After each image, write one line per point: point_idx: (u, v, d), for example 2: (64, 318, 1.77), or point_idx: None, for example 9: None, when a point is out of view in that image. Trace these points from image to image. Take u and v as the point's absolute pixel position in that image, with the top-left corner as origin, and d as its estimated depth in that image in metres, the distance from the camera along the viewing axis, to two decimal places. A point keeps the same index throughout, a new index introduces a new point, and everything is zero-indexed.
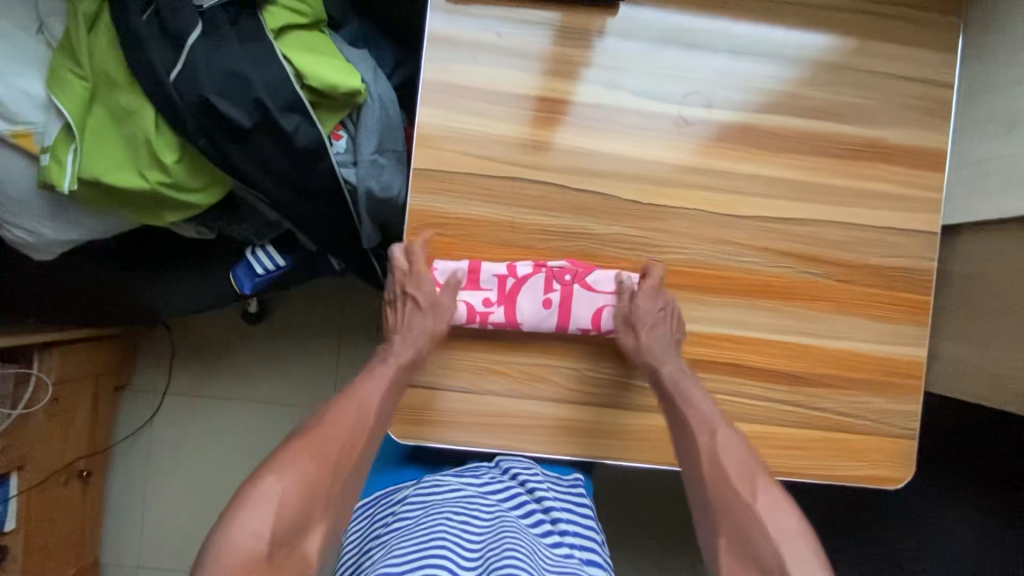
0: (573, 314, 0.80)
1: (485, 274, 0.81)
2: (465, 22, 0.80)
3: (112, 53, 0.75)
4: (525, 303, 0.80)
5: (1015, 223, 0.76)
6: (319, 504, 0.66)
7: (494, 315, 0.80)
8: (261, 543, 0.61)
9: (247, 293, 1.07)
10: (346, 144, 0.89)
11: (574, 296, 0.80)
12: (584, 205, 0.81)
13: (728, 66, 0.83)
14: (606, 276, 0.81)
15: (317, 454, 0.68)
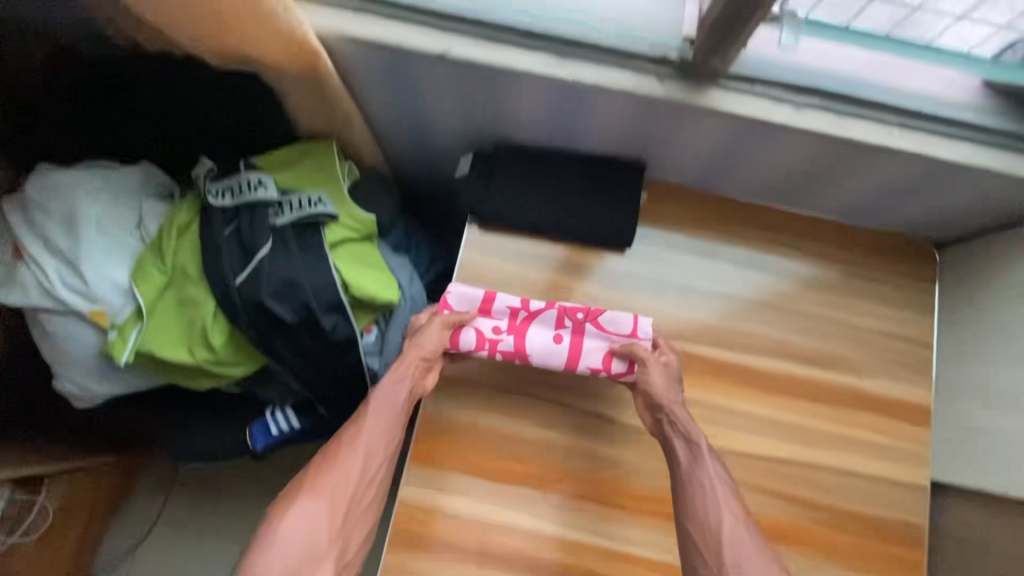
0: (582, 353, 0.85)
1: (500, 303, 0.86)
2: (494, 252, 0.92)
3: (192, 256, 0.88)
4: (536, 335, 0.85)
5: (1004, 497, 0.78)
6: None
7: (503, 344, 0.85)
8: (301, 541, 0.70)
9: (257, 449, 1.12)
10: (376, 338, 0.98)
11: (584, 335, 0.85)
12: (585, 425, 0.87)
13: (726, 308, 0.92)
14: (619, 318, 0.86)
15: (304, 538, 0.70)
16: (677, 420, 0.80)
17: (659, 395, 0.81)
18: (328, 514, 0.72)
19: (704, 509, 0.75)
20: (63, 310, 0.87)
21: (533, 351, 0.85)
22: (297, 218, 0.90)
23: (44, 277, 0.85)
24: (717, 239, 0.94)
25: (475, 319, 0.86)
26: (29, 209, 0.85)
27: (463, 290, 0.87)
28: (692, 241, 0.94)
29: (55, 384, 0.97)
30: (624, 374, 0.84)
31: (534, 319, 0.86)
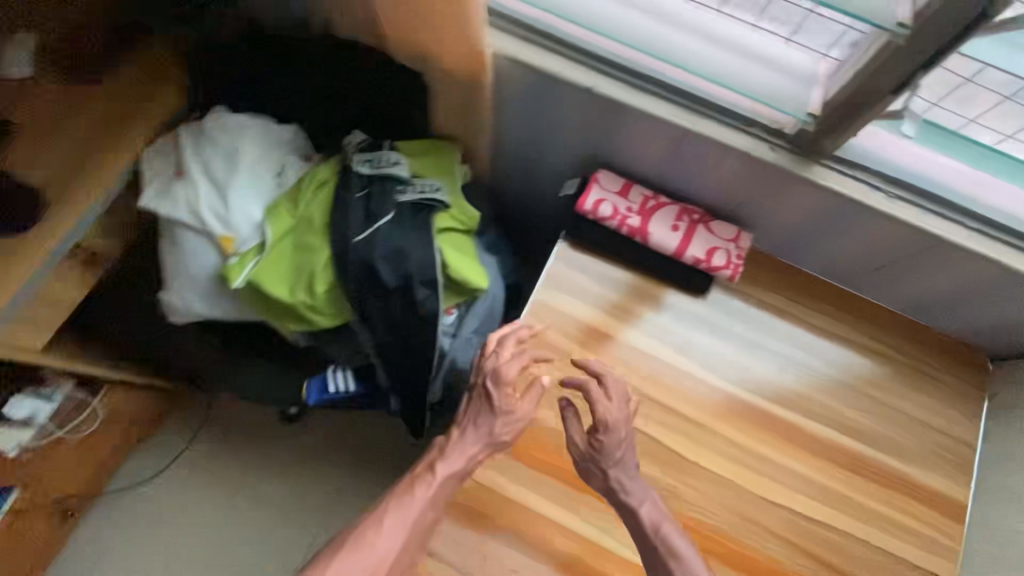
0: (690, 246, 0.94)
1: (635, 192, 0.97)
2: (576, 266, 1.00)
3: (322, 209, 0.99)
4: (658, 221, 0.95)
5: None
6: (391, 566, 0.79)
7: (631, 220, 0.95)
8: None
9: (311, 403, 1.21)
10: (454, 320, 1.06)
11: (696, 233, 0.95)
12: (636, 443, 0.92)
13: (785, 365, 0.97)
14: (727, 227, 0.96)
15: (387, 540, 0.79)
16: (625, 485, 0.83)
17: (613, 446, 0.83)
18: (397, 540, 0.80)
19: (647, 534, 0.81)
20: (199, 230, 0.98)
21: (651, 230, 0.95)
22: (417, 199, 1.01)
23: (195, 197, 0.96)
24: (789, 303, 1.00)
25: (612, 193, 0.96)
26: (201, 140, 0.98)
27: (609, 173, 0.98)
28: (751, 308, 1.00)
29: (161, 295, 1.07)
30: (722, 273, 0.95)
31: (660, 204, 0.97)
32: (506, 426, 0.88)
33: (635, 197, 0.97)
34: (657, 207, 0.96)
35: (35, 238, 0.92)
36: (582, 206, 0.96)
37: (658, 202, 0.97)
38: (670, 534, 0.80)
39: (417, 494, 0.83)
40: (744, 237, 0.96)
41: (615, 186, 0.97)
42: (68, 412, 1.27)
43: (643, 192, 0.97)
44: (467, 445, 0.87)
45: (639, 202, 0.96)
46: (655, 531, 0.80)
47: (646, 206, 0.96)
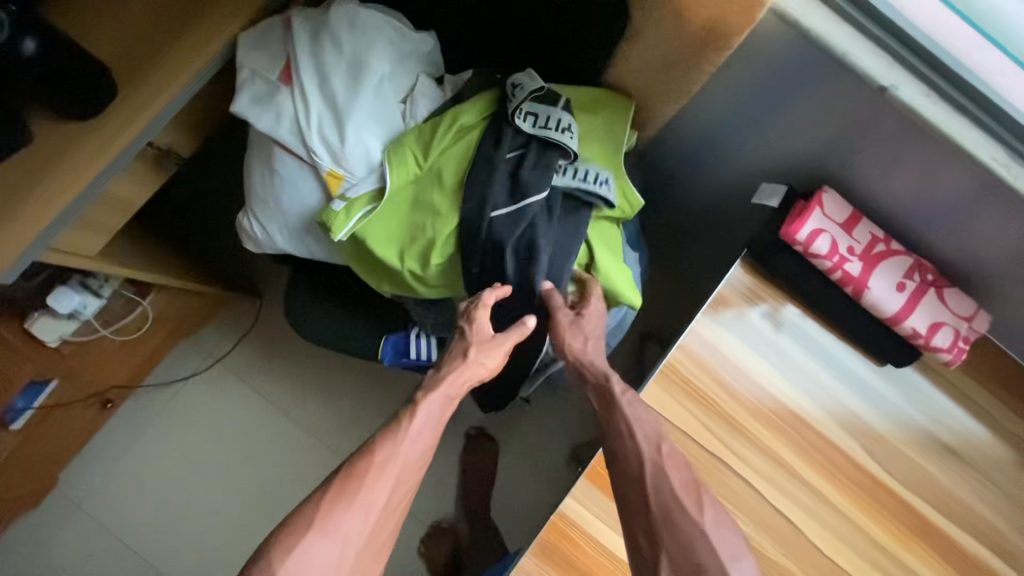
0: (914, 313, 0.75)
1: (862, 228, 0.75)
2: (747, 298, 0.81)
3: (457, 164, 0.77)
4: (882, 273, 0.75)
5: None
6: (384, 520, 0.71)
7: (850, 266, 0.74)
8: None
9: (385, 362, 1.06)
10: None
11: (925, 298, 0.75)
12: (772, 527, 0.78)
13: (970, 477, 0.80)
14: (964, 299, 0.76)
15: (372, 488, 0.71)
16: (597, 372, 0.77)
17: (585, 326, 0.78)
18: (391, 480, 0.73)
19: (631, 461, 0.69)
20: (302, 157, 0.77)
21: (872, 282, 0.74)
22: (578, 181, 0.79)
23: (304, 115, 0.75)
24: (998, 404, 0.81)
25: (834, 224, 0.75)
26: (323, 36, 0.75)
27: (834, 195, 0.76)
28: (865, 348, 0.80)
29: (240, 216, 0.89)
30: (939, 354, 0.76)
31: (889, 250, 0.75)
32: (488, 354, 0.81)
33: (859, 236, 0.75)
34: (885, 255, 0.75)
35: (105, 129, 0.73)
36: (791, 233, 0.74)
37: (887, 248, 0.75)
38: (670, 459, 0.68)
39: (403, 437, 0.75)
40: (980, 316, 0.76)
41: (840, 216, 0.75)
42: (117, 310, 1.16)
43: (870, 231, 0.76)
44: (450, 387, 0.79)
45: (863, 244, 0.75)
46: (656, 451, 0.69)
47: (871, 251, 0.75)
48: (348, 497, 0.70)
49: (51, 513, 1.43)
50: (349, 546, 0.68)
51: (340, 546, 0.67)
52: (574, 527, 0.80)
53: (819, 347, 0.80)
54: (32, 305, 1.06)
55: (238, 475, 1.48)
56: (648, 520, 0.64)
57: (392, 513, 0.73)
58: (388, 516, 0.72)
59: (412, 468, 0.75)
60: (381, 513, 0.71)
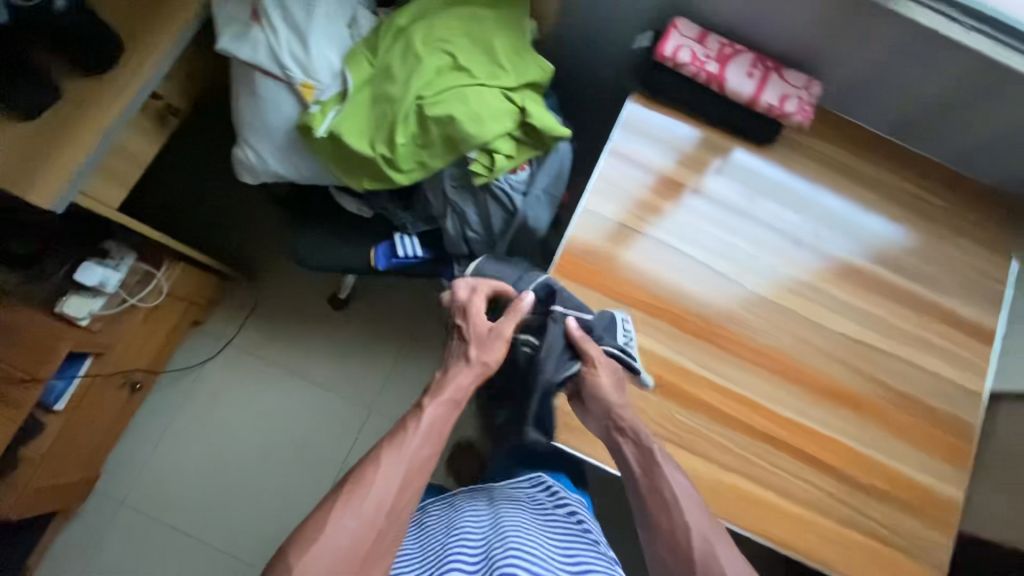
0: (764, 92, 0.99)
1: (711, 39, 1.00)
2: (649, 120, 1.03)
3: (400, 59, 1.00)
4: (733, 68, 0.99)
5: None
6: (409, 493, 0.81)
7: (708, 67, 0.99)
8: (340, 549, 0.74)
9: (380, 268, 1.23)
10: (525, 176, 1.09)
11: (769, 79, 1.00)
12: (703, 278, 0.99)
13: (843, 213, 1.03)
14: (798, 75, 1.01)
15: (390, 474, 0.81)
16: (620, 424, 0.86)
17: (608, 395, 0.87)
18: (371, 526, 0.77)
19: (663, 498, 0.81)
20: (279, 77, 0.99)
21: (727, 76, 0.99)
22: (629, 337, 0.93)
23: (275, 42, 0.97)
24: (851, 155, 1.06)
25: (690, 41, 0.99)
26: None
27: (686, 21, 1.00)
28: (768, 169, 1.04)
29: (235, 151, 1.09)
30: (792, 119, 1.00)
31: (735, 51, 1.00)
32: (488, 353, 0.92)
33: (711, 46, 1.00)
34: (732, 55, 1.00)
35: (119, 76, 0.93)
36: (660, 53, 0.99)
37: (734, 51, 1.01)
38: (679, 489, 0.82)
39: (421, 423, 0.86)
40: (814, 85, 1.01)
41: (694, 34, 1.00)
42: (134, 282, 1.31)
43: (719, 41, 1.01)
44: (457, 391, 0.90)
45: (715, 50, 1.00)
46: (673, 496, 0.81)
47: (723, 55, 1.00)
48: (381, 465, 0.81)
49: (96, 511, 1.52)
50: (371, 517, 0.77)
51: (375, 506, 0.78)
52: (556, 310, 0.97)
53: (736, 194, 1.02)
54: (66, 289, 1.23)
55: (266, 439, 1.60)
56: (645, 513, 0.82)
57: (395, 516, 0.79)
58: (369, 533, 0.76)
59: (419, 460, 0.83)
60: (400, 487, 0.80)
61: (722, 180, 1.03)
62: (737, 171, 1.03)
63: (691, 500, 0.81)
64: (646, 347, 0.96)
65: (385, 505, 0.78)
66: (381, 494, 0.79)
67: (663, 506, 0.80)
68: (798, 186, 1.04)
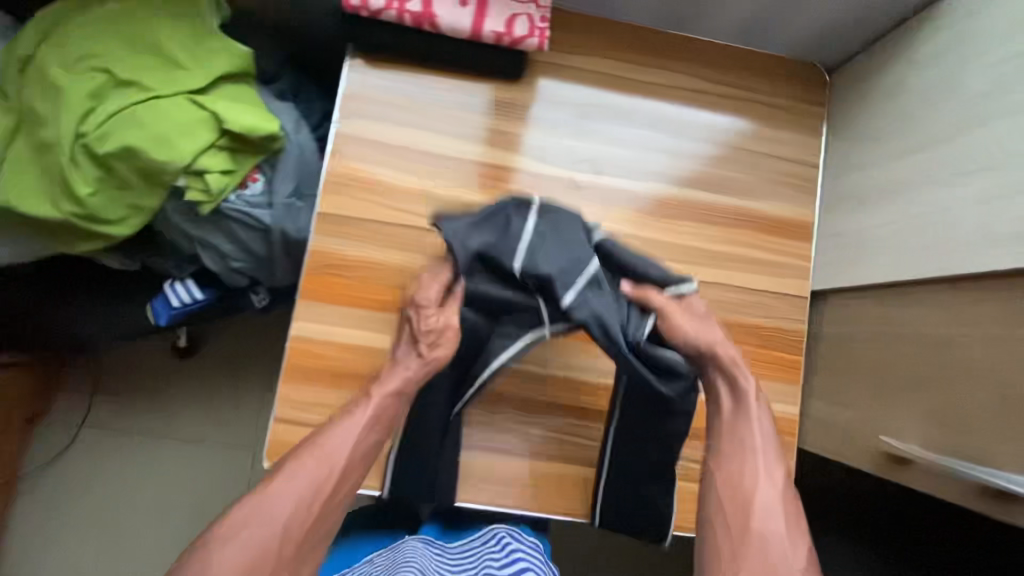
0: (486, 19, 0.82)
1: None
2: (376, 86, 0.87)
3: (41, 95, 0.82)
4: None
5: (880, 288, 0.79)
6: (343, 485, 0.69)
7: (410, 5, 0.81)
8: (254, 553, 0.61)
9: (163, 323, 1.09)
10: (262, 187, 0.93)
11: (489, 2, 0.83)
12: None
13: (621, 136, 0.91)
14: None
15: (324, 464, 0.68)
16: (736, 364, 0.78)
17: (697, 341, 0.77)
18: (302, 509, 0.64)
19: (755, 499, 0.69)
20: None
21: (438, 11, 0.82)
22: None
23: None
24: (618, 67, 0.92)
25: None
26: None
27: None
28: (569, 111, 0.91)
29: None
30: (529, 43, 0.84)
31: None
32: (432, 342, 0.77)
33: None
34: None
35: None
36: (348, 3, 0.80)
37: None
38: (772, 482, 0.70)
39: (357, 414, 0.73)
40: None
41: None
42: None
43: None
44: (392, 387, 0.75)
45: None
46: (773, 485, 0.70)
47: None
48: (313, 454, 0.68)
49: None
50: (303, 503, 0.65)
51: (309, 492, 0.66)
52: (310, 341, 0.82)
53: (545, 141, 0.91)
54: None
55: (153, 513, 1.48)
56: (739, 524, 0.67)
57: (353, 466, 0.70)
58: (307, 509, 0.64)
59: (389, 405, 0.74)
60: (342, 459, 0.69)
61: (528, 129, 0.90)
62: (528, 120, 0.90)
63: (786, 487, 0.70)
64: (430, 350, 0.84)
65: (318, 488, 0.66)
66: (304, 484, 0.66)
67: (747, 496, 0.69)
68: (596, 128, 0.91)
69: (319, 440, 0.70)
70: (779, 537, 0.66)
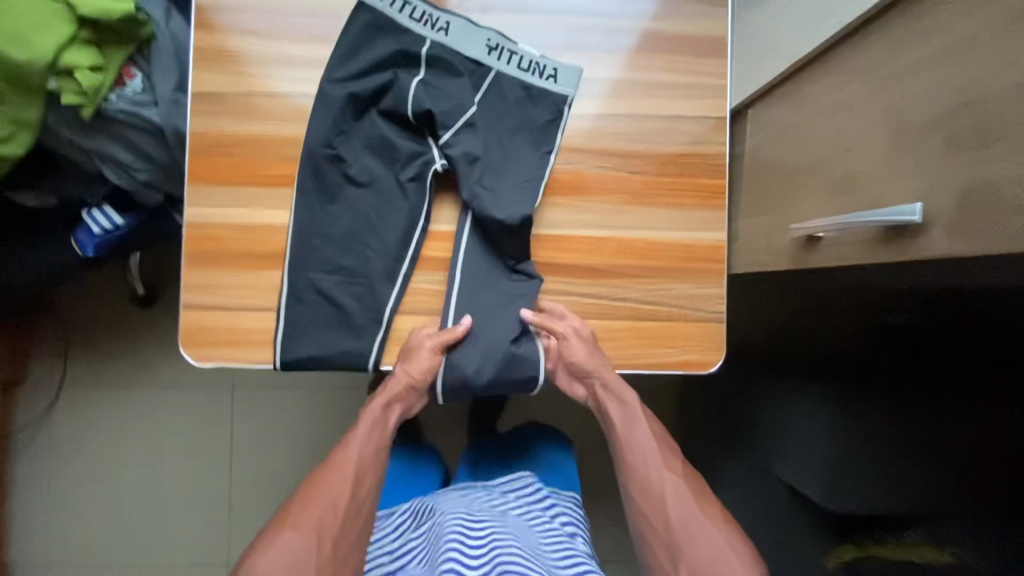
0: None
1: None
2: None
3: None
4: None
5: (787, 80, 0.72)
6: (345, 525, 0.67)
7: None
8: None
9: (92, 254, 1.08)
10: (142, 83, 0.88)
11: None
12: (365, 131, 0.82)
13: None
14: None
15: (342, 488, 0.70)
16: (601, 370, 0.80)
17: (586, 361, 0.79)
18: (316, 541, 0.65)
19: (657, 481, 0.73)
20: None
21: None
22: (511, 59, 0.82)
23: None
24: None
25: None
26: None
27: None
28: None
29: None
30: None
31: None
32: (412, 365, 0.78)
33: None
34: None
35: None
36: None
37: None
38: (679, 475, 0.74)
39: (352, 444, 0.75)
40: None
41: None
42: None
43: None
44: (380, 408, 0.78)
45: None
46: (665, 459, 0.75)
47: None
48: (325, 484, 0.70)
49: None
50: (308, 538, 0.64)
51: (305, 522, 0.66)
52: (204, 225, 0.79)
53: (417, 28, 0.81)
54: None
55: (144, 460, 1.52)
56: (665, 528, 0.70)
57: (330, 528, 0.66)
58: (324, 531, 0.66)
59: (365, 459, 0.74)
60: (357, 477, 0.72)
61: (397, 18, 0.81)
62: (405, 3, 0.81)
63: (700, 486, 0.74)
64: (325, 234, 0.80)
65: (332, 511, 0.68)
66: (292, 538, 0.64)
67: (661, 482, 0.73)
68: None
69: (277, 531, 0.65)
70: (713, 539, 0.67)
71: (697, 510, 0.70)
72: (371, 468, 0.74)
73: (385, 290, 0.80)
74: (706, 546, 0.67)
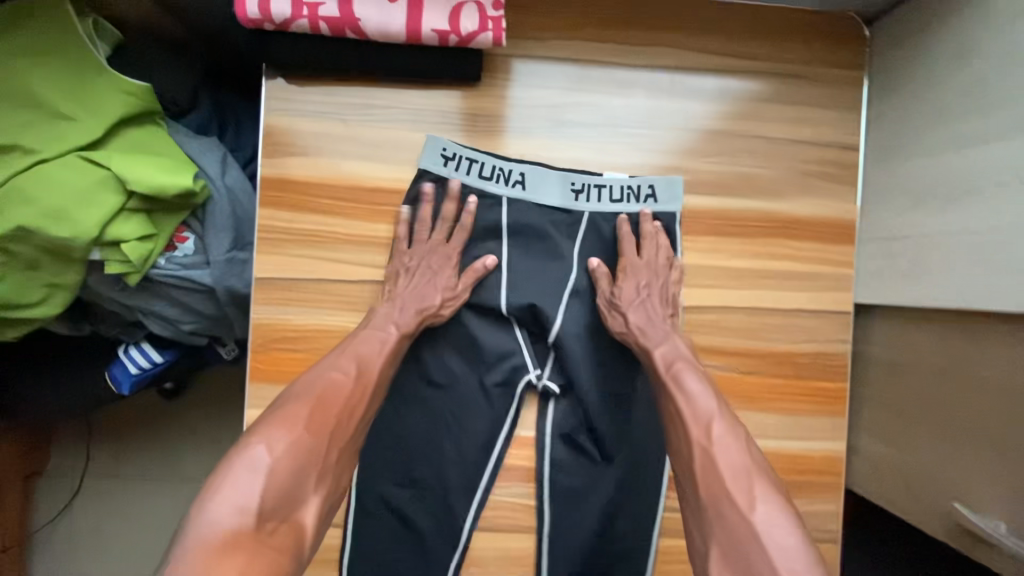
0: (424, 16, 0.65)
1: None
2: (307, 113, 0.70)
3: None
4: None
5: (942, 315, 0.63)
6: (323, 465, 0.55)
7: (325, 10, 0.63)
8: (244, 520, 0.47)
9: (127, 393, 0.97)
10: (195, 244, 0.79)
11: None
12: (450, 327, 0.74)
13: (608, 140, 0.74)
14: None
15: (316, 407, 0.57)
16: (646, 328, 0.69)
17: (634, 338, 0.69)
18: (308, 445, 0.54)
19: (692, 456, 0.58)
20: None
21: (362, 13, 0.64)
22: (601, 194, 0.73)
23: None
24: (596, 52, 0.73)
25: None
26: None
27: None
28: (543, 122, 0.73)
29: None
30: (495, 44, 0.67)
31: None
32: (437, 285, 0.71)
33: None
34: None
35: None
36: (245, 17, 0.64)
37: None
38: (726, 447, 0.57)
39: (360, 352, 0.64)
40: None
41: None
42: None
43: None
44: (400, 329, 0.68)
45: None
46: (705, 431, 0.58)
47: None
48: (302, 388, 0.59)
49: None
50: (288, 454, 0.52)
51: (281, 427, 0.54)
52: None
53: (493, 187, 0.73)
54: None
55: None
56: (695, 496, 0.55)
57: (337, 440, 0.57)
58: (305, 454, 0.54)
59: (371, 382, 0.63)
60: (356, 401, 0.61)
61: (467, 180, 0.73)
62: (472, 162, 0.72)
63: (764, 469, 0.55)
64: (399, 443, 0.72)
65: (315, 457, 0.55)
66: (276, 464, 0.51)
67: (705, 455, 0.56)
68: (577, 140, 0.74)
69: (269, 421, 0.55)
70: (775, 532, 0.49)
71: (734, 485, 0.53)
72: (385, 383, 0.66)
73: (461, 510, 0.72)
74: (743, 535, 0.50)
